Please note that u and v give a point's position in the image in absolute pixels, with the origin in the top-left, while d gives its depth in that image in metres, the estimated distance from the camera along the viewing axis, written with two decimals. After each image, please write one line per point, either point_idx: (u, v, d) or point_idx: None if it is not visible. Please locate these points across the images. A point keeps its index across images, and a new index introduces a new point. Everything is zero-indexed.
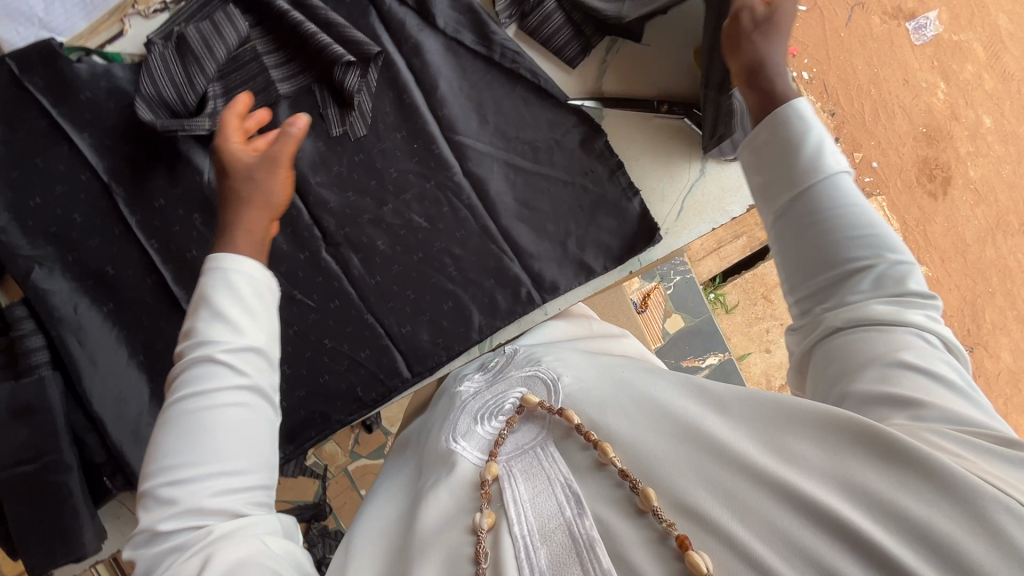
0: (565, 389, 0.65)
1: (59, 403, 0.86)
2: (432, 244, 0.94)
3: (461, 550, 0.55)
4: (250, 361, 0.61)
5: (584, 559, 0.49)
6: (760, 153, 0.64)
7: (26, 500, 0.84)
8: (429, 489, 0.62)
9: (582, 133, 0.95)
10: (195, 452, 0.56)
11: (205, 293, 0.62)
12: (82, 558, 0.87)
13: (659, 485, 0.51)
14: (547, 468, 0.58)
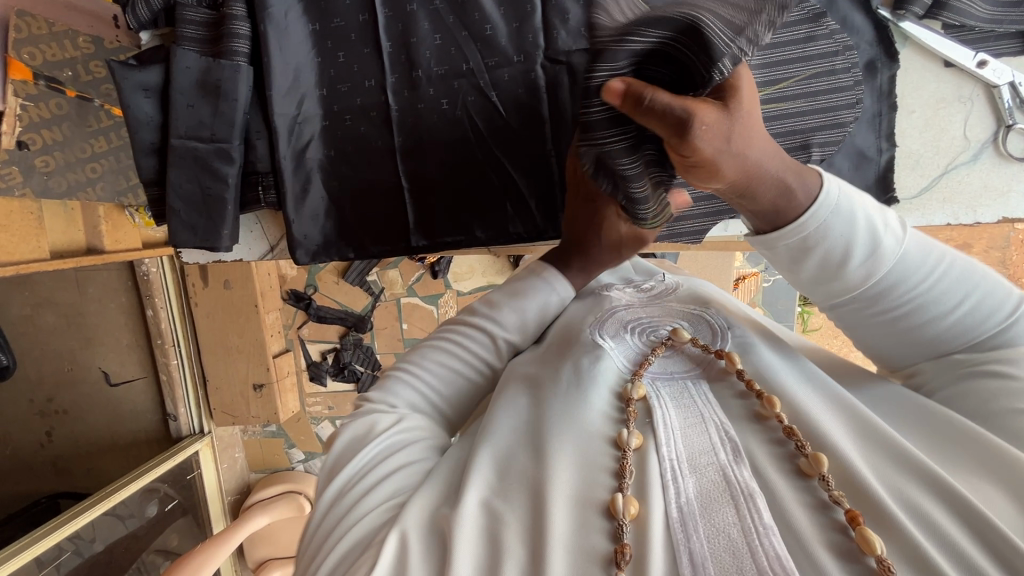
0: (732, 337, 0.58)
1: (244, 97, 0.85)
2: None
3: (599, 459, 0.48)
4: (508, 350, 0.63)
5: (739, 505, 0.42)
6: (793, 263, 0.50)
7: (186, 174, 0.86)
8: (572, 376, 0.55)
9: (872, 55, 0.81)
10: (430, 374, 0.61)
11: (512, 288, 0.65)
12: (214, 249, 0.90)
13: (832, 452, 0.44)
14: (700, 405, 0.52)
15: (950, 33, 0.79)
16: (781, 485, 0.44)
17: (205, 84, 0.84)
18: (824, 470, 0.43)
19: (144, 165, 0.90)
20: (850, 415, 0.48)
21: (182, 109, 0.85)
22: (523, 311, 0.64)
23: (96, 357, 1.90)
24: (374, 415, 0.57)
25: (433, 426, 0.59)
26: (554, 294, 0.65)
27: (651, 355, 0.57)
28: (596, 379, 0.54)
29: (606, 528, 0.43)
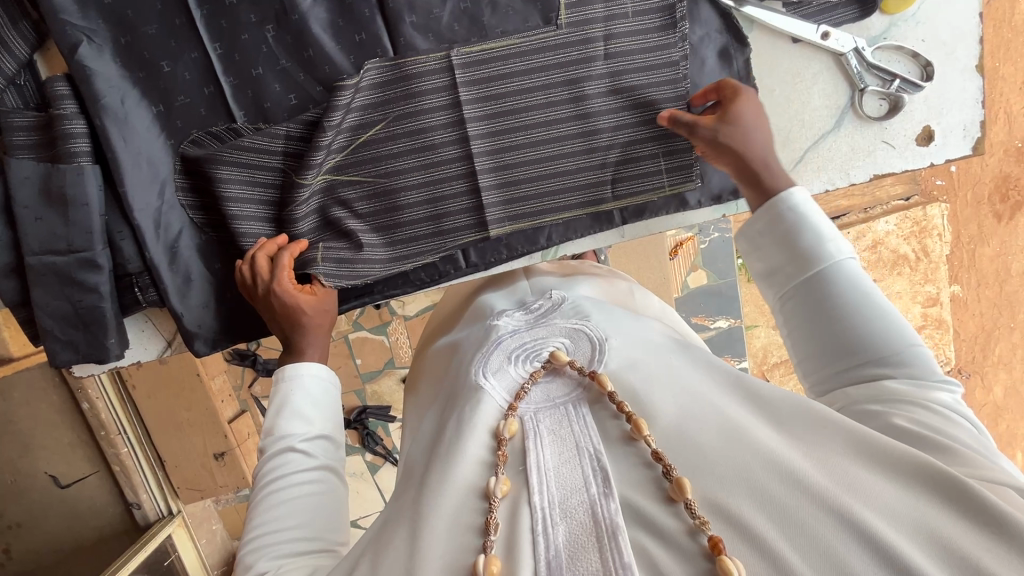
0: (611, 352, 0.58)
1: (96, 199, 0.79)
2: (533, 136, 0.83)
3: (469, 518, 0.47)
4: (322, 447, 0.64)
5: (603, 547, 0.42)
6: (758, 247, 0.62)
7: (52, 291, 0.80)
8: (453, 428, 0.54)
9: (722, 43, 0.83)
10: (269, 519, 0.59)
11: (285, 400, 0.65)
12: (103, 361, 0.85)
13: (696, 479, 0.46)
14: (577, 432, 0.51)
15: (791, 10, 0.81)
16: (654, 513, 0.44)
17: (49, 193, 0.78)
18: (688, 496, 0.44)
19: (3, 288, 0.83)
20: (712, 421, 0.49)
21: (29, 223, 0.79)
22: (302, 413, 0.64)
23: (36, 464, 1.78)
24: None
25: (304, 553, 0.57)
26: (313, 380, 0.67)
27: (526, 383, 0.56)
28: (472, 423, 0.53)
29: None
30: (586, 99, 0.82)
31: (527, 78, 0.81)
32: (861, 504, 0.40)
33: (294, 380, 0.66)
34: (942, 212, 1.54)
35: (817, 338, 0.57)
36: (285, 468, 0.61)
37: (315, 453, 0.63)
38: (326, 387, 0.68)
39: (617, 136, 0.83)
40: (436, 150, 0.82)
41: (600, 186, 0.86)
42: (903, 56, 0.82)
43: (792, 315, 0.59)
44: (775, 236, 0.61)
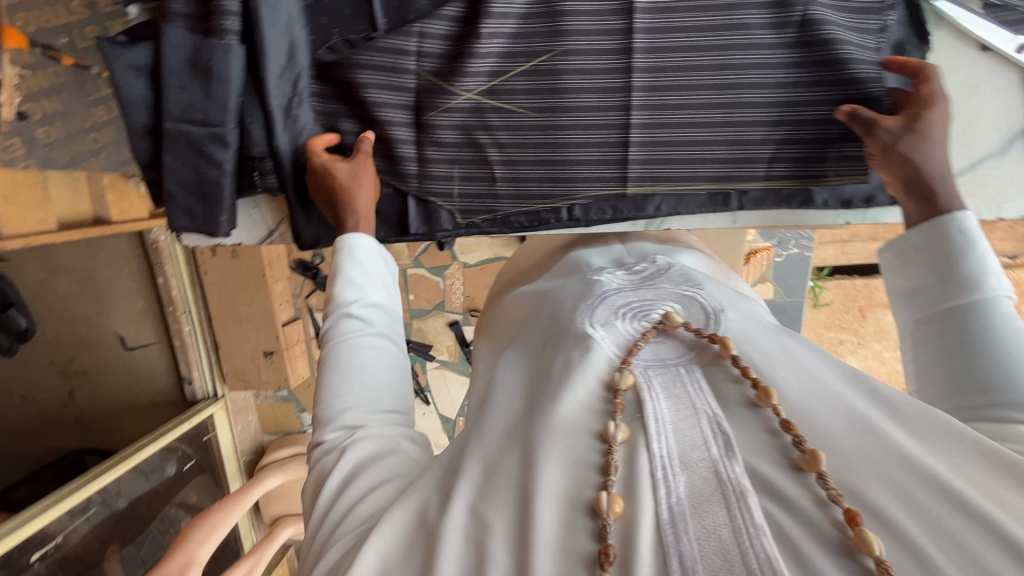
0: (725, 323, 0.57)
1: (236, 79, 0.82)
2: (683, 97, 0.80)
3: (585, 455, 0.48)
4: (377, 315, 0.65)
5: (730, 504, 0.42)
6: (905, 263, 0.63)
7: (182, 158, 0.85)
8: (560, 370, 0.55)
9: (901, 36, 0.77)
10: (333, 387, 0.60)
11: (340, 272, 0.67)
12: (212, 235, 0.89)
13: (831, 456, 0.45)
14: (692, 394, 0.51)
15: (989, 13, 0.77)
16: (781, 483, 0.44)
17: (196, 64, 0.81)
18: (822, 468, 0.43)
19: (138, 147, 0.88)
20: (841, 412, 0.47)
21: (173, 90, 0.82)
22: (356, 281, 0.66)
23: (111, 322, 1.92)
24: (323, 460, 0.57)
25: (371, 419, 0.58)
26: (364, 252, 0.68)
27: (640, 340, 0.56)
28: (582, 369, 0.54)
29: (590, 527, 0.43)
30: (751, 68, 0.78)
31: (699, 36, 0.78)
32: (1011, 519, 0.39)
33: (348, 251, 0.68)
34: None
35: (945, 369, 0.55)
36: (346, 335, 0.63)
37: (372, 321, 0.64)
38: (380, 258, 0.69)
39: (760, 113, 0.79)
40: (566, 94, 0.81)
41: (729, 164, 0.82)
42: None
43: (923, 338, 0.58)
44: (927, 255, 0.61)
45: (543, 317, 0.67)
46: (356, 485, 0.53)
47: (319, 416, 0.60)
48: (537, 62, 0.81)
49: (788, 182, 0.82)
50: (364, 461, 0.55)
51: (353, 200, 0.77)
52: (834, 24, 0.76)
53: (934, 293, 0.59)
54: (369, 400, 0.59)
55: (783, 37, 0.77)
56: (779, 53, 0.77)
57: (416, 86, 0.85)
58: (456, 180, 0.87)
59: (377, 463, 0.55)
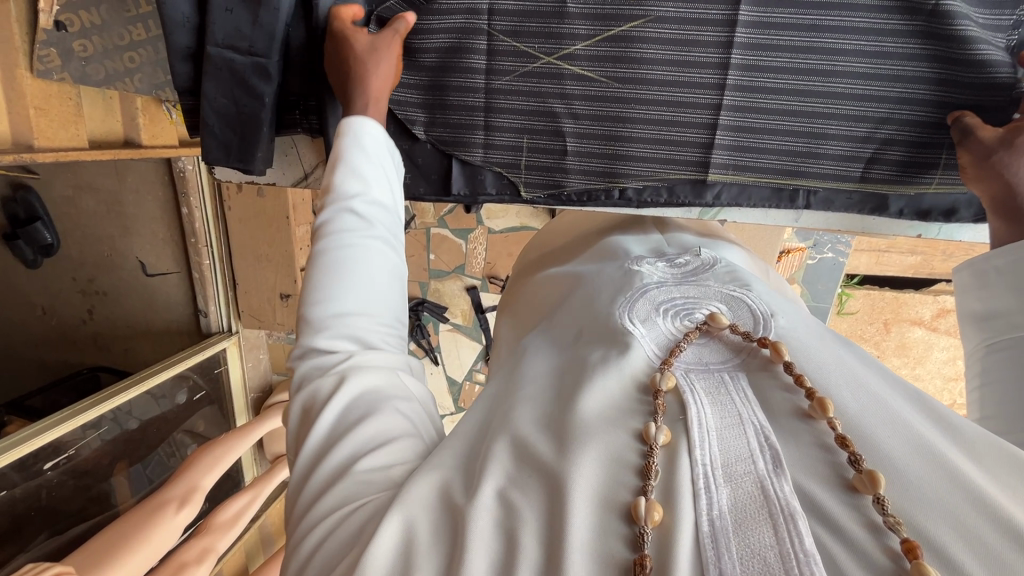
0: (776, 330, 0.52)
1: (286, 8, 0.76)
2: (768, 79, 0.74)
3: (623, 454, 0.44)
4: (375, 209, 0.60)
5: (778, 524, 0.37)
6: (986, 283, 0.59)
7: (223, 88, 0.81)
8: (594, 365, 0.51)
9: (1023, 38, 0.69)
10: (326, 286, 0.55)
11: (339, 164, 0.61)
12: (248, 171, 0.86)
13: (891, 475, 0.39)
14: (738, 402, 0.47)
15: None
16: (829, 504, 0.39)
17: None
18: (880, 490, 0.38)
19: (179, 71, 0.84)
20: (902, 432, 0.42)
21: (219, 13, 0.77)
22: (361, 173, 0.61)
23: (133, 247, 1.88)
24: (315, 386, 0.51)
25: (371, 329, 0.54)
26: (365, 144, 0.62)
27: (683, 341, 0.52)
28: (621, 366, 0.50)
29: (626, 534, 0.39)
30: (857, 57, 0.71)
31: (808, 14, 0.71)
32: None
33: (353, 136, 0.63)
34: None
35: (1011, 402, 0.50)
36: (342, 230, 0.57)
37: (372, 216, 0.59)
38: (385, 149, 0.64)
39: (847, 105, 0.73)
40: (643, 66, 0.76)
41: (799, 157, 0.77)
42: None
43: (989, 364, 0.55)
44: (1012, 276, 0.56)
45: (579, 298, 0.63)
46: (357, 436, 0.47)
47: (309, 317, 0.55)
48: (619, 29, 0.75)
49: (860, 184, 0.77)
50: (371, 402, 0.50)
51: (367, 75, 0.68)
52: (971, 19, 0.68)
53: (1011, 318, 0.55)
54: (364, 303, 0.55)
55: (893, 25, 0.70)
56: (890, 42, 0.70)
57: (485, 45, 0.79)
58: (524, 150, 0.83)
59: (389, 411, 0.49)
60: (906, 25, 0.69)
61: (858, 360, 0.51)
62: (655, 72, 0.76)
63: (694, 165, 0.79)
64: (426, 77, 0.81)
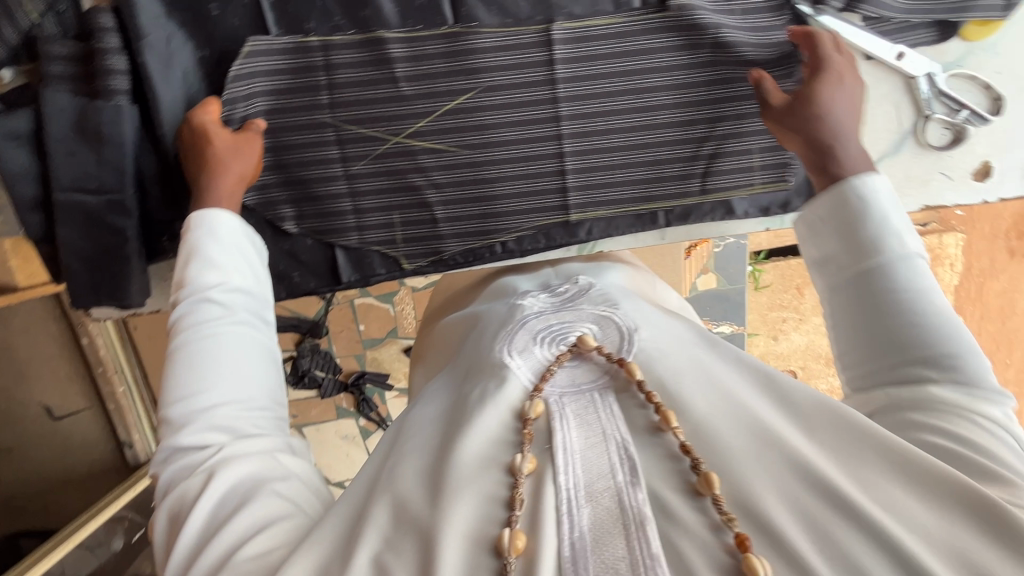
0: (639, 342, 0.56)
1: (130, 141, 0.76)
2: (597, 120, 0.82)
3: (493, 490, 0.45)
4: (237, 298, 0.60)
5: (630, 533, 0.40)
6: (816, 233, 0.58)
7: (79, 230, 0.78)
8: (472, 407, 0.52)
9: None
10: (188, 384, 0.54)
11: (191, 256, 0.61)
12: (124, 306, 0.83)
13: (730, 475, 0.43)
14: (603, 420, 0.49)
15: (868, 26, 0.78)
16: (676, 505, 0.42)
17: (83, 128, 0.75)
18: (716, 490, 0.42)
19: (29, 222, 0.81)
20: (748, 423, 0.46)
21: (60, 158, 0.76)
22: (216, 262, 0.61)
23: (34, 392, 1.59)
24: (181, 487, 0.50)
25: (240, 421, 0.53)
26: (214, 232, 0.63)
27: (554, 364, 0.55)
28: (496, 400, 0.52)
29: (494, 567, 0.41)
30: (667, 91, 0.81)
31: (616, 61, 0.79)
32: (890, 519, 0.39)
33: (206, 229, 0.63)
34: (957, 242, 1.43)
35: (864, 335, 0.53)
36: (203, 323, 0.57)
37: (232, 306, 0.59)
38: (243, 236, 0.64)
39: (670, 132, 0.82)
40: (490, 130, 0.81)
41: (649, 184, 0.85)
42: (972, 87, 0.80)
43: (836, 305, 0.55)
44: (835, 222, 0.57)
45: (465, 351, 0.65)
46: (231, 531, 0.46)
47: (170, 417, 0.53)
48: (457, 101, 0.80)
49: (706, 195, 0.86)
50: (248, 491, 0.49)
51: (224, 170, 0.69)
52: (746, 43, 0.79)
53: (850, 258, 0.55)
54: (230, 394, 0.54)
55: (688, 58, 0.80)
56: (688, 73, 0.80)
57: (334, 135, 0.81)
58: (397, 225, 0.85)
59: (263, 493, 0.49)
60: (698, 57, 0.79)
61: (717, 352, 0.55)
62: (499, 132, 0.81)
63: (558, 209, 0.85)
64: (285, 176, 0.82)
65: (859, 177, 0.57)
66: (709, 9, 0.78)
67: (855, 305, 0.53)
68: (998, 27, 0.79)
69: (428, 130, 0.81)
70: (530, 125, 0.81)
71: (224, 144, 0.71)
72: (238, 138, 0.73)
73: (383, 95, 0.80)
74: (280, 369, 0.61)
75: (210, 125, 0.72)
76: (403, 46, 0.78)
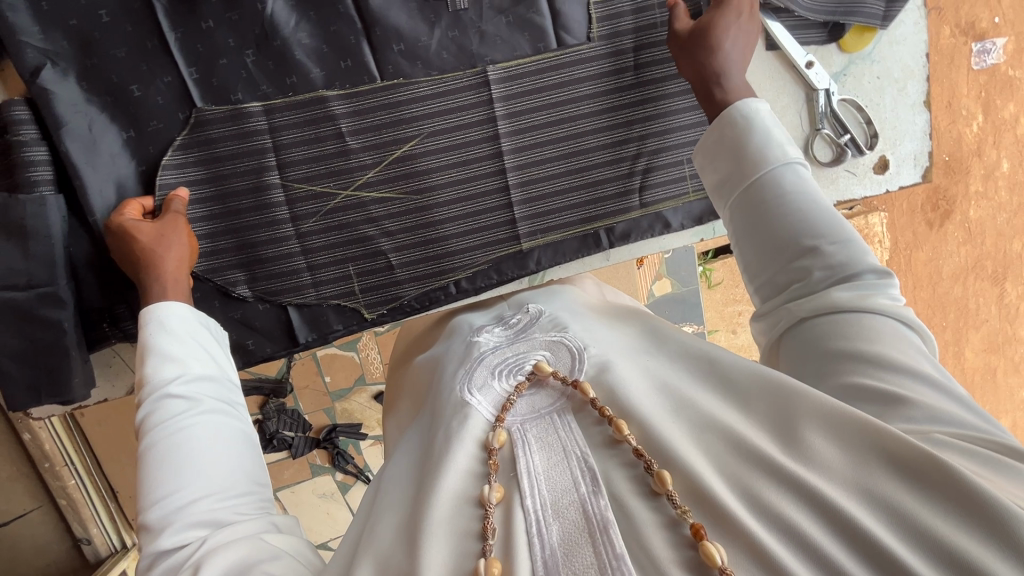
0: (591, 359, 0.59)
1: (59, 232, 0.75)
2: (529, 149, 0.86)
3: (465, 523, 0.47)
4: (204, 388, 0.59)
5: (596, 540, 0.42)
6: (713, 158, 0.65)
7: (11, 328, 0.75)
8: (441, 443, 0.54)
9: None
10: (166, 486, 0.52)
11: (150, 351, 0.60)
12: (67, 402, 0.79)
13: (677, 466, 0.45)
14: (563, 438, 0.52)
15: (773, 18, 0.86)
16: (634, 508, 0.44)
17: (5, 224, 0.73)
18: (671, 488, 0.44)
19: None
20: (698, 418, 0.49)
21: None
22: (172, 355, 0.60)
23: None
24: None
25: (220, 507, 0.52)
26: (175, 323, 0.62)
27: (512, 395, 0.57)
28: (461, 435, 0.53)
29: None
30: (590, 116, 0.85)
31: (539, 94, 0.84)
32: (821, 479, 0.41)
33: (156, 324, 0.62)
34: (880, 221, 1.53)
35: (766, 244, 0.59)
36: (167, 420, 0.56)
37: (200, 396, 0.58)
38: (197, 324, 0.64)
39: (600, 153, 0.87)
40: (427, 173, 0.84)
41: (588, 206, 0.89)
42: (852, 117, 0.90)
43: (738, 221, 0.62)
44: (728, 147, 0.64)
45: (431, 391, 0.66)
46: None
47: (148, 522, 0.51)
48: (394, 151, 0.82)
49: (642, 210, 0.91)
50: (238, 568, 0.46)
51: (158, 261, 0.68)
52: (658, 68, 0.85)
53: (740, 171, 0.62)
54: (210, 485, 0.53)
55: (606, 84, 0.85)
56: (608, 98, 0.85)
57: (277, 198, 0.82)
58: (349, 277, 0.86)
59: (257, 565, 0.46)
60: (617, 83, 0.85)
61: (670, 355, 0.59)
62: (435, 174, 0.84)
63: (506, 242, 0.88)
64: (229, 241, 0.82)
65: (736, 104, 0.65)
66: (620, 45, 0.84)
67: (753, 214, 0.60)
68: (872, 36, 0.88)
69: (366, 178, 0.83)
70: (465, 163, 0.84)
71: (152, 236, 0.70)
72: (164, 226, 0.71)
73: (320, 152, 0.81)
74: (260, 451, 0.60)
75: (134, 223, 0.70)
76: (335, 105, 0.80)
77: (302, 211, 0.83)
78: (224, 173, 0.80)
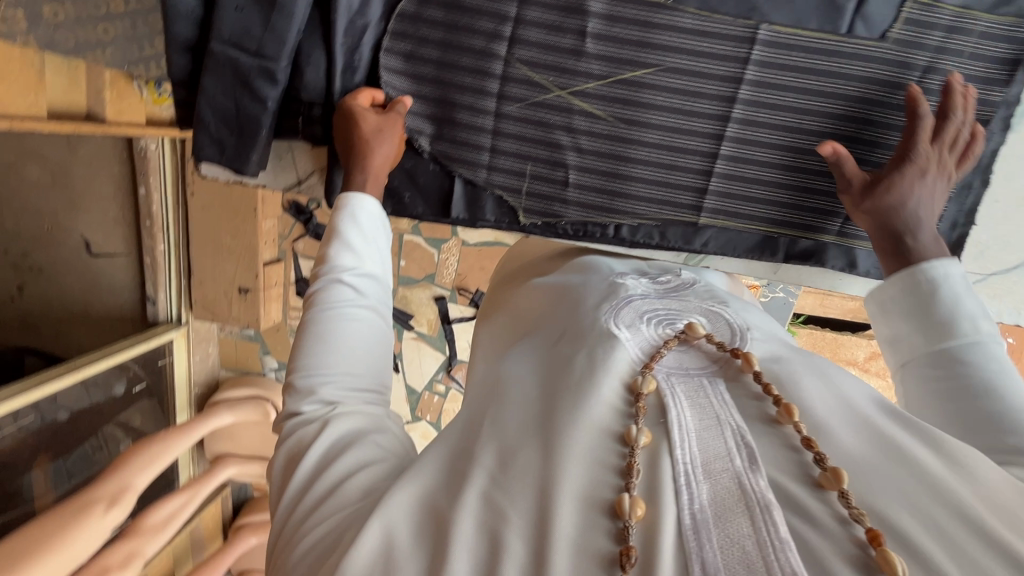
0: (751, 342, 0.55)
1: (301, 16, 0.75)
2: (760, 129, 0.79)
3: (603, 455, 0.45)
4: (369, 285, 0.63)
5: (754, 516, 0.40)
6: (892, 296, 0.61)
7: (225, 86, 0.78)
8: (582, 367, 0.52)
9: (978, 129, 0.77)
10: (318, 361, 0.57)
11: (337, 232, 0.65)
12: (239, 173, 0.83)
13: (853, 472, 0.42)
14: (716, 406, 0.49)
15: None
16: (804, 499, 0.41)
17: None
18: (844, 486, 0.41)
19: (176, 62, 0.81)
20: (877, 435, 0.45)
21: (228, 10, 0.75)
22: (353, 246, 0.64)
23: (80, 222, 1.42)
24: (301, 431, 0.53)
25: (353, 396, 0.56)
26: (363, 216, 0.66)
27: (663, 346, 0.54)
28: (608, 369, 0.51)
29: (609, 528, 0.42)
30: (837, 116, 0.77)
31: (800, 74, 0.77)
32: (1022, 541, 0.37)
33: (348, 212, 0.66)
34: None
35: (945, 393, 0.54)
36: (336, 303, 0.60)
37: (365, 291, 0.62)
38: (380, 222, 0.68)
39: (829, 158, 0.80)
40: (648, 109, 0.79)
41: (787, 209, 0.82)
42: None
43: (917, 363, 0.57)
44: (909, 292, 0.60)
45: (566, 308, 0.64)
46: (337, 473, 0.49)
47: (296, 385, 0.57)
48: (629, 73, 0.78)
49: (837, 237, 0.83)
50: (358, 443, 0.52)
51: (370, 153, 0.73)
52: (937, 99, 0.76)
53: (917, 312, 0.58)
54: (351, 375, 0.57)
55: (873, 92, 0.76)
56: (872, 109, 0.76)
57: (498, 69, 0.80)
58: (526, 176, 0.84)
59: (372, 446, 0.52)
60: (888, 99, 0.76)
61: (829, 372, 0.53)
62: (657, 112, 0.79)
63: (688, 209, 0.84)
64: (437, 90, 0.82)
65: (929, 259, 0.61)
66: (912, 61, 0.75)
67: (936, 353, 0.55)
68: None
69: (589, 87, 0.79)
70: (690, 112, 0.79)
71: (369, 129, 0.74)
72: (382, 122, 0.76)
73: (559, 44, 0.78)
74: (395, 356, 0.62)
75: (360, 112, 0.75)
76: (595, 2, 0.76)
77: (514, 93, 0.81)
78: (460, 26, 0.79)
